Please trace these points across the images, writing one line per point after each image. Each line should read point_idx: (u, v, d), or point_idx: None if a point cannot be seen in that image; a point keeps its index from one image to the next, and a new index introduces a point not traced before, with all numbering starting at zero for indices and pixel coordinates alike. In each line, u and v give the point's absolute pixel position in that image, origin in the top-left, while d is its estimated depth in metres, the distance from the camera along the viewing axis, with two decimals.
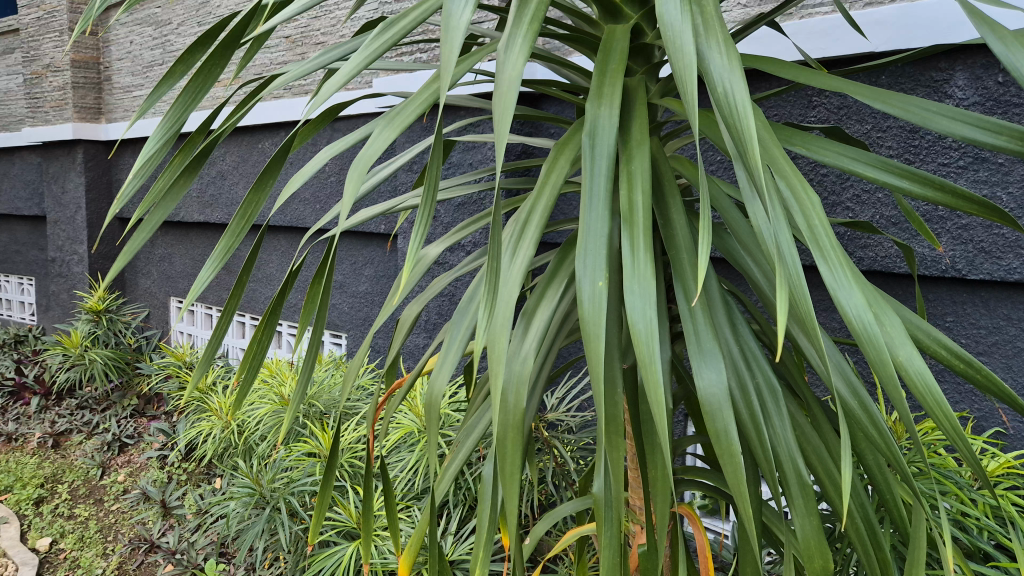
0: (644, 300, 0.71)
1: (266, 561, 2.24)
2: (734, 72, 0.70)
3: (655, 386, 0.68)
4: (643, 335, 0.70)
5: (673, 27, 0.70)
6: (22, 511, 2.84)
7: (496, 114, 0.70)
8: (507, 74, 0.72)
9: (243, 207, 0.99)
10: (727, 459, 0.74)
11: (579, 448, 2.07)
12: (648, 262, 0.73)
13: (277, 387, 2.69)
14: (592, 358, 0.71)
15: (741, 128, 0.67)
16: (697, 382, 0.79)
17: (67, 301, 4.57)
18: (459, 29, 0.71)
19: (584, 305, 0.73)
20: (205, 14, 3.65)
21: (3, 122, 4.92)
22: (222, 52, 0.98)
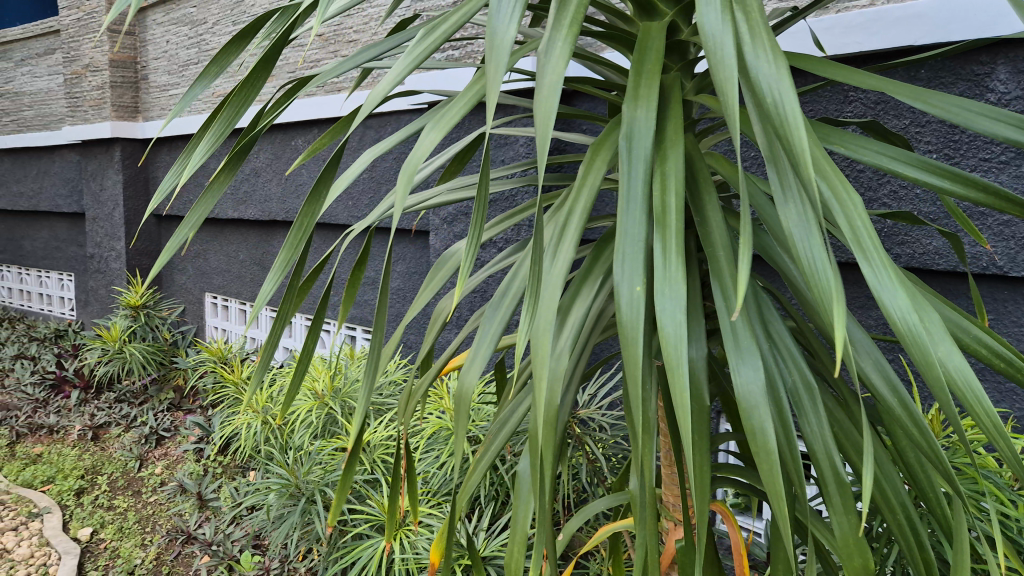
0: (677, 302, 0.72)
1: (301, 553, 2.27)
2: (783, 77, 0.71)
3: (681, 388, 0.69)
4: (672, 337, 0.71)
5: (715, 37, 0.71)
6: (64, 502, 2.90)
7: (538, 118, 0.71)
8: (548, 76, 0.73)
9: (301, 219, 1.04)
10: (764, 457, 0.75)
11: (611, 444, 2.08)
12: (680, 265, 0.74)
13: (313, 380, 2.72)
14: (629, 362, 0.73)
15: (792, 137, 0.68)
16: (733, 381, 0.80)
17: (105, 297, 4.66)
18: (505, 45, 0.72)
19: (622, 310, 0.74)
20: (239, 13, 3.69)
21: (45, 121, 5.03)
22: (261, 68, 1.00)
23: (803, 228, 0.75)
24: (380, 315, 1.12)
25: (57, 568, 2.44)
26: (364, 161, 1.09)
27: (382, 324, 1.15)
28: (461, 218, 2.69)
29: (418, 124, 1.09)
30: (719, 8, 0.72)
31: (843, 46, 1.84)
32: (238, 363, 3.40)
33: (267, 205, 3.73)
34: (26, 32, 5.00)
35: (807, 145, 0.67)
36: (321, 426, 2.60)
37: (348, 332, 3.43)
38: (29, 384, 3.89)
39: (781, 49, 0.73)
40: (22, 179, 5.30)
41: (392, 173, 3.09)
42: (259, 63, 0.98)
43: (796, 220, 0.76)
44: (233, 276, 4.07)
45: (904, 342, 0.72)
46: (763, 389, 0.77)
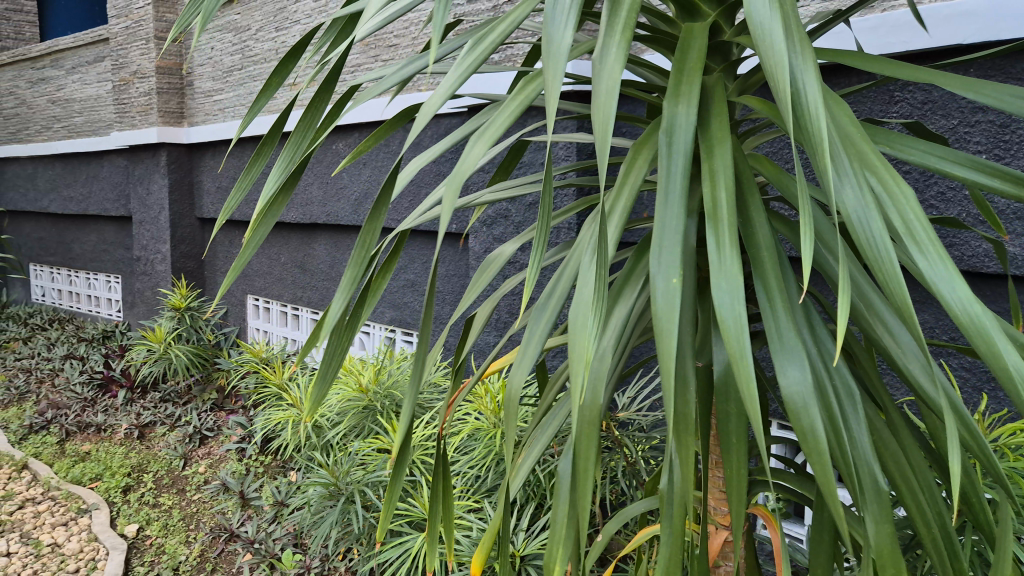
0: (733, 294, 0.72)
1: (341, 552, 2.30)
2: (809, 71, 0.71)
3: (748, 378, 0.70)
4: (732, 332, 0.71)
5: (762, 25, 0.71)
6: (111, 498, 2.96)
7: (596, 123, 0.72)
8: (604, 80, 0.73)
9: (364, 230, 1.11)
10: (816, 458, 0.75)
11: (651, 446, 2.08)
12: (733, 257, 0.73)
13: (353, 378, 2.75)
14: (664, 352, 0.71)
15: (814, 127, 0.69)
16: (781, 383, 0.79)
17: (151, 299, 4.76)
18: (562, 49, 0.73)
19: (657, 305, 0.74)
20: (282, 19, 3.75)
21: (94, 126, 5.16)
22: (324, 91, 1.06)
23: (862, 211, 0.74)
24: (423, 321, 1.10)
25: (106, 563, 2.49)
26: (413, 169, 1.14)
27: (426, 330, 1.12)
28: (501, 220, 2.71)
29: (454, 140, 1.12)
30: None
31: (889, 45, 1.82)
32: (279, 363, 3.45)
33: (308, 208, 3.78)
34: (77, 41, 5.12)
35: (827, 138, 0.67)
36: (361, 425, 2.63)
37: (388, 333, 3.46)
38: (79, 384, 3.99)
39: (810, 44, 0.74)
40: (72, 183, 5.44)
41: (432, 176, 3.12)
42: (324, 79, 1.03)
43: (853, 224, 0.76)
44: (275, 278, 4.13)
45: (968, 332, 0.71)
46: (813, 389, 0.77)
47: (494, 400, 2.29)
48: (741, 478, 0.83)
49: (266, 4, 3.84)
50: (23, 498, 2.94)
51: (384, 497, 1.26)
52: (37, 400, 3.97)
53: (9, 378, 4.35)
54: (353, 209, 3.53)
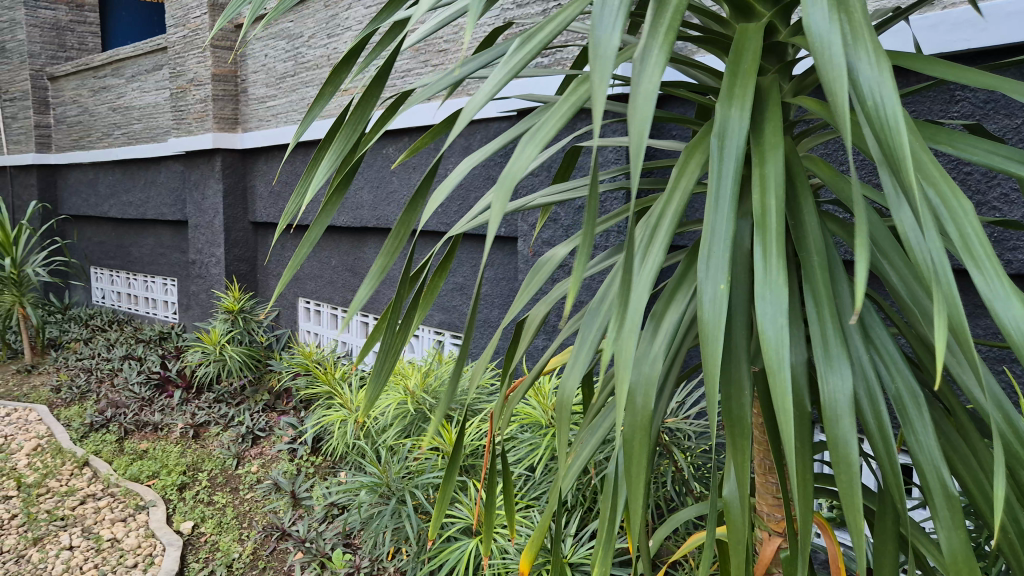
0: (777, 308, 0.71)
1: (390, 553, 2.32)
2: (885, 78, 0.69)
3: (782, 391, 0.69)
4: (773, 341, 0.71)
5: (822, 38, 0.71)
6: (168, 496, 3.03)
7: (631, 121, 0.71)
8: (644, 82, 0.73)
9: (398, 227, 1.12)
10: (844, 468, 0.74)
11: (702, 454, 2.07)
12: (780, 269, 0.73)
13: (402, 382, 2.76)
14: (709, 361, 0.73)
15: (896, 140, 0.67)
16: (822, 390, 0.77)
17: (205, 301, 4.86)
18: (609, 53, 0.73)
19: (704, 308, 0.74)
20: (334, 26, 3.80)
21: (152, 132, 5.29)
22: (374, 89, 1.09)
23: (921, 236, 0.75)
24: (468, 323, 1.14)
25: (162, 559, 2.55)
26: (462, 171, 1.14)
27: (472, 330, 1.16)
28: (549, 224, 2.71)
29: (500, 143, 1.13)
30: (826, 7, 0.72)
31: (949, 43, 1.78)
32: (330, 365, 3.51)
33: (358, 212, 3.82)
34: (137, 50, 5.25)
35: (911, 148, 0.65)
36: (411, 426, 2.66)
37: (436, 337, 3.49)
38: (137, 384, 4.09)
39: (883, 48, 0.71)
40: (131, 189, 5.59)
41: (482, 179, 3.14)
42: (372, 83, 1.07)
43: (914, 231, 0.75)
44: (325, 281, 4.19)
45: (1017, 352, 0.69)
46: (850, 399, 0.75)
47: (540, 406, 2.29)
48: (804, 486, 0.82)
49: (318, 11, 3.90)
50: (84, 494, 3.03)
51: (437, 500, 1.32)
52: (97, 399, 4.08)
53: (71, 378, 4.49)
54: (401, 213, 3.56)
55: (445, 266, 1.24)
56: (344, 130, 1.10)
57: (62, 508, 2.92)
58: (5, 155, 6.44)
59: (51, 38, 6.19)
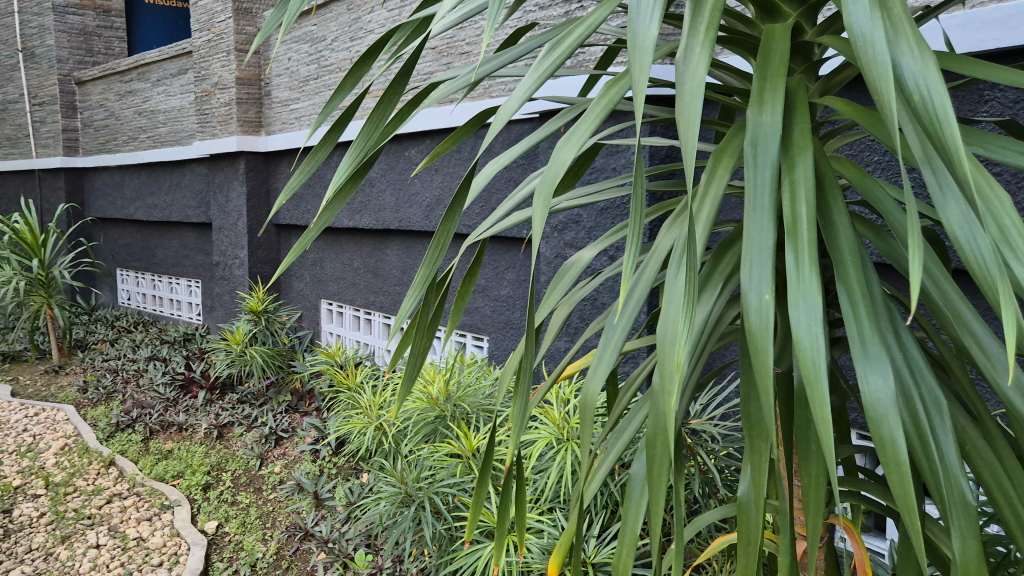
0: (810, 314, 0.71)
1: (412, 555, 2.33)
2: (931, 71, 0.69)
3: (820, 400, 0.69)
4: (809, 351, 0.71)
5: (863, 35, 0.70)
6: (192, 495, 3.06)
7: (681, 123, 0.71)
8: (688, 83, 0.73)
9: (439, 236, 1.12)
10: (894, 468, 0.73)
11: (724, 457, 2.06)
12: (813, 274, 0.73)
13: (425, 383, 2.78)
14: (758, 369, 0.72)
15: (948, 132, 0.66)
16: (861, 390, 0.77)
17: (229, 302, 4.91)
18: (647, 44, 0.73)
19: (750, 319, 0.73)
20: (357, 29, 3.83)
21: (177, 136, 5.35)
22: (395, 86, 1.10)
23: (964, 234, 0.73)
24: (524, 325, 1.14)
25: (187, 557, 2.57)
26: (488, 172, 1.17)
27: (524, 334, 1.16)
28: (571, 226, 2.71)
29: (525, 146, 1.13)
30: (867, 3, 0.72)
31: (977, 43, 1.76)
32: (353, 367, 3.52)
33: (381, 214, 3.84)
34: (162, 54, 5.31)
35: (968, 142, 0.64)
36: (433, 427, 2.67)
37: (459, 338, 3.49)
38: (161, 384, 4.13)
39: (927, 44, 0.71)
40: (156, 191, 5.66)
41: (505, 181, 3.15)
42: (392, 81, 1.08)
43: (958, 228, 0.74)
44: (347, 282, 4.22)
45: None
46: (893, 398, 0.74)
47: (563, 407, 2.29)
48: (819, 490, 0.82)
49: (341, 15, 3.93)
50: (110, 493, 3.06)
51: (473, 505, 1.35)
52: (123, 399, 4.13)
53: (98, 378, 4.54)
54: (423, 216, 3.57)
55: (475, 270, 1.24)
56: (365, 127, 1.10)
57: (88, 507, 2.96)
58: (33, 159, 6.54)
59: (79, 43, 6.28)
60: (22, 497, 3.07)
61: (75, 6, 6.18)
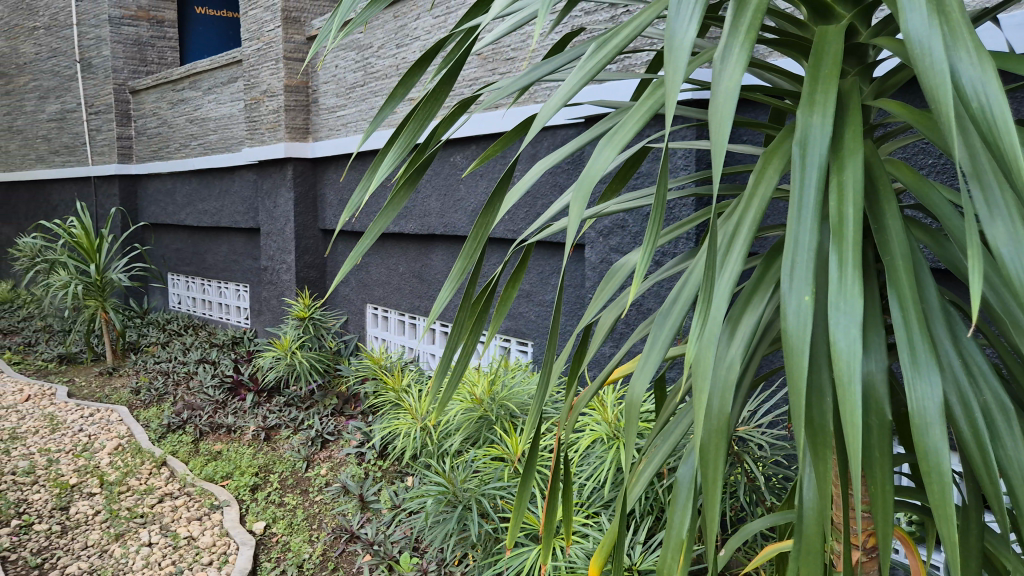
0: (851, 318, 0.70)
1: (455, 559, 2.34)
2: (991, 79, 0.69)
3: (851, 404, 0.68)
4: (845, 352, 0.69)
5: (921, 43, 0.69)
6: (241, 496, 3.11)
7: (712, 126, 0.71)
8: (723, 84, 0.73)
9: (475, 231, 1.15)
10: (934, 478, 0.72)
11: (772, 464, 2.04)
12: (855, 278, 0.72)
13: (471, 387, 2.80)
14: (792, 376, 0.72)
15: (1005, 141, 0.68)
16: (908, 398, 0.76)
17: (276, 307, 4.98)
18: (684, 46, 0.73)
19: (788, 321, 0.73)
20: (403, 36, 3.86)
21: (226, 143, 5.46)
22: (442, 88, 1.10)
23: (1014, 248, 0.75)
24: (550, 336, 1.18)
25: (236, 557, 2.61)
26: (535, 174, 1.17)
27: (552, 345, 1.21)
28: (617, 231, 2.70)
29: (571, 148, 1.13)
30: (925, 10, 0.70)
31: None
32: (398, 371, 3.55)
33: (426, 220, 3.87)
34: (213, 63, 5.42)
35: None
36: (478, 432, 2.68)
37: (503, 343, 3.50)
38: (211, 387, 4.22)
39: (986, 49, 0.70)
40: (207, 198, 5.78)
41: (549, 187, 3.15)
42: (437, 85, 1.08)
43: (1005, 239, 0.76)
44: (392, 287, 4.26)
45: None
46: (939, 407, 0.73)
47: (608, 414, 2.28)
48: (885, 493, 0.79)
49: (388, 22, 3.97)
50: (162, 493, 3.13)
51: (511, 507, 1.35)
52: (174, 401, 4.22)
53: (150, 380, 4.66)
54: (468, 222, 3.59)
55: (520, 271, 1.24)
56: (405, 134, 1.12)
57: (141, 506, 3.02)
58: (89, 166, 6.73)
59: (133, 53, 6.43)
60: (78, 495, 3.15)
61: (130, 17, 6.35)
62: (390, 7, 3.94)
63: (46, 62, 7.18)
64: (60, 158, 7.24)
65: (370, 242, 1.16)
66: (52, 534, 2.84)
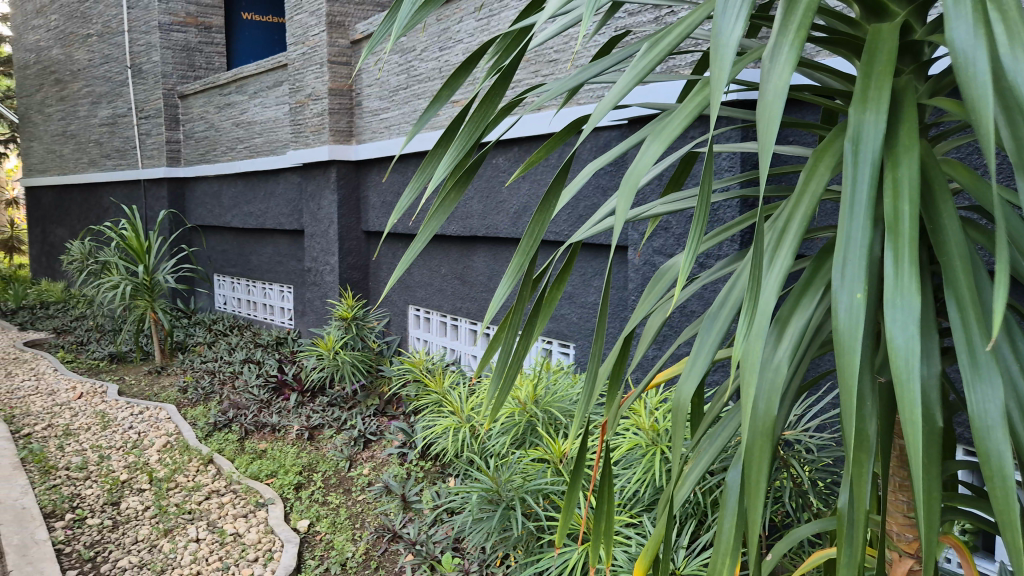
0: (907, 316, 0.69)
1: (497, 559, 2.35)
2: None
3: (912, 404, 0.66)
4: (904, 352, 0.68)
5: (965, 52, 0.69)
6: (286, 494, 3.15)
7: (760, 126, 0.70)
8: (772, 84, 0.72)
9: (531, 230, 1.16)
10: (999, 484, 0.71)
11: (819, 468, 2.01)
12: (912, 275, 0.70)
13: (514, 388, 2.81)
14: (843, 375, 0.70)
15: None
16: (969, 403, 0.74)
17: (320, 307, 5.04)
18: (729, 47, 0.72)
19: (839, 320, 0.71)
20: (446, 39, 3.88)
21: (271, 146, 5.54)
22: (496, 88, 1.11)
23: None
24: (597, 329, 1.18)
25: (281, 554, 2.65)
26: (583, 176, 1.16)
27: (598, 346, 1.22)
28: (660, 233, 2.69)
29: (621, 149, 1.13)
30: (971, 21, 0.71)
31: None
32: (440, 372, 3.57)
33: (468, 221, 3.88)
34: (258, 67, 5.51)
35: None
36: (521, 434, 2.69)
37: (546, 345, 3.49)
38: (256, 386, 4.28)
39: None
40: (252, 200, 5.87)
41: (592, 189, 3.15)
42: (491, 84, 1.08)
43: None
44: (435, 288, 4.28)
45: None
46: (1002, 411, 0.71)
47: (654, 415, 2.26)
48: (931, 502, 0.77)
49: (431, 25, 4.00)
50: (209, 490, 3.19)
51: (560, 512, 1.35)
52: (220, 400, 4.29)
53: (197, 379, 4.75)
54: (511, 223, 3.60)
55: (566, 273, 1.24)
56: (466, 132, 1.12)
57: (189, 503, 3.08)
58: (139, 169, 6.89)
59: (182, 58, 6.57)
60: (128, 491, 3.22)
61: (179, 23, 6.48)
62: (433, 10, 3.97)
63: (99, 68, 7.36)
64: (111, 162, 7.41)
65: (421, 245, 1.17)
66: (104, 529, 2.90)
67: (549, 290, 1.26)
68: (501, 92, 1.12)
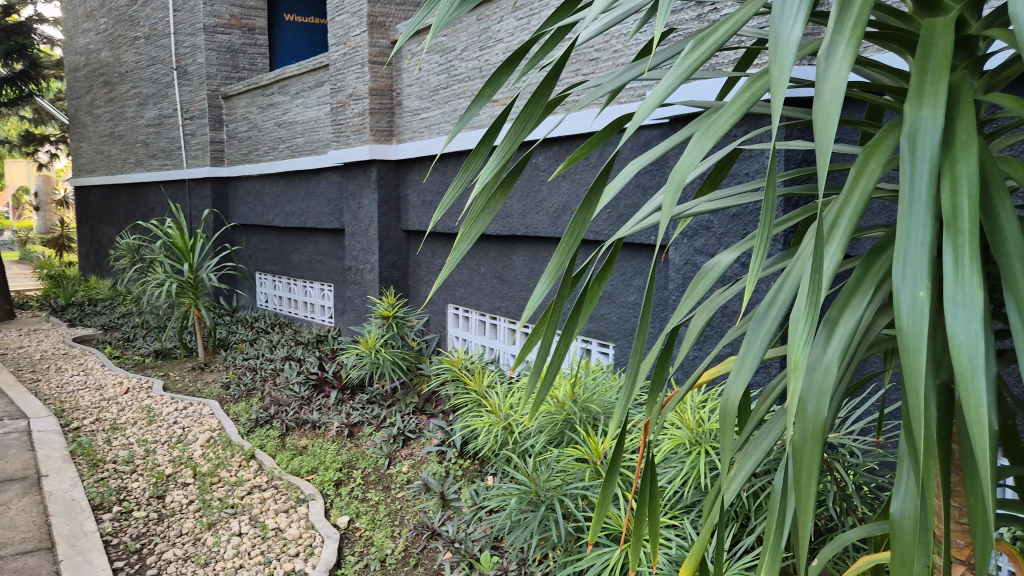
0: (969, 314, 0.67)
1: (537, 558, 2.35)
2: None
3: (978, 406, 0.65)
4: (966, 351, 0.66)
5: None
6: (326, 490, 3.18)
7: (818, 128, 0.69)
8: (830, 82, 0.71)
9: (571, 228, 1.15)
10: None
11: (865, 473, 1.98)
12: (974, 272, 0.68)
13: (553, 387, 2.80)
14: (906, 375, 0.68)
15: None
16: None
17: (360, 306, 5.08)
18: (790, 45, 0.71)
19: (901, 318, 0.69)
20: (486, 38, 3.89)
21: (313, 145, 5.60)
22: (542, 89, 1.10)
23: None
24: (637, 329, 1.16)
25: (321, 550, 2.67)
26: (625, 175, 1.15)
27: (641, 350, 1.21)
28: (702, 232, 2.66)
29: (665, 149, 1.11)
30: None
31: None
32: (479, 371, 3.58)
33: (507, 220, 3.88)
34: (301, 68, 5.57)
35: None
36: (559, 432, 2.68)
37: (586, 344, 3.48)
38: (297, 383, 4.34)
39: None
40: (293, 199, 5.94)
41: (632, 188, 3.13)
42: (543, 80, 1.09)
43: None
44: (474, 287, 4.30)
45: None
46: None
47: (695, 416, 2.24)
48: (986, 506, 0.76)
49: (471, 25, 4.01)
50: (250, 485, 3.23)
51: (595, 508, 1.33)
52: (262, 396, 4.35)
53: (239, 376, 4.82)
54: (550, 222, 3.59)
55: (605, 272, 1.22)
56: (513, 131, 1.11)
57: (232, 497, 3.13)
58: (185, 169, 7.02)
59: (225, 60, 6.67)
60: (173, 485, 3.28)
61: (223, 25, 6.58)
62: (474, 10, 3.98)
63: (146, 70, 7.51)
64: (157, 162, 7.56)
65: (466, 246, 1.17)
66: (150, 521, 2.96)
67: (590, 288, 1.25)
68: (548, 91, 1.12)
